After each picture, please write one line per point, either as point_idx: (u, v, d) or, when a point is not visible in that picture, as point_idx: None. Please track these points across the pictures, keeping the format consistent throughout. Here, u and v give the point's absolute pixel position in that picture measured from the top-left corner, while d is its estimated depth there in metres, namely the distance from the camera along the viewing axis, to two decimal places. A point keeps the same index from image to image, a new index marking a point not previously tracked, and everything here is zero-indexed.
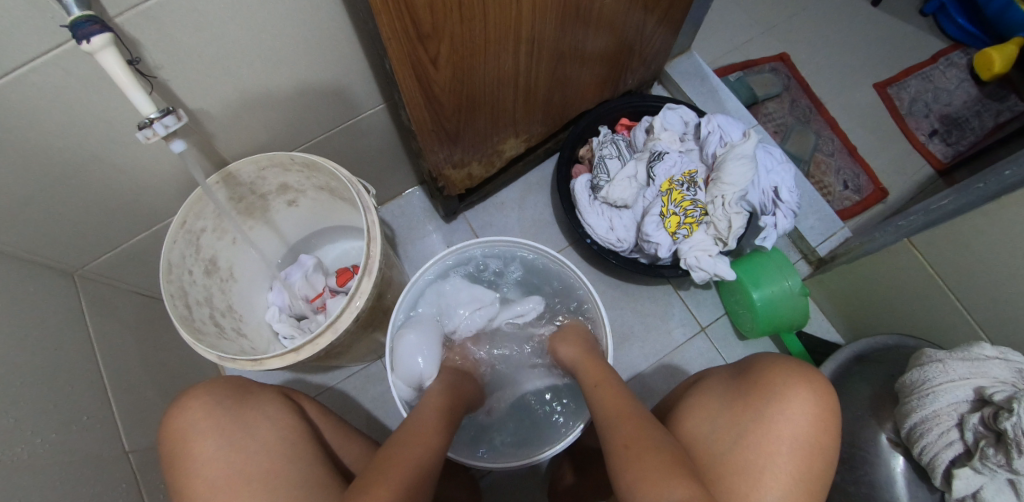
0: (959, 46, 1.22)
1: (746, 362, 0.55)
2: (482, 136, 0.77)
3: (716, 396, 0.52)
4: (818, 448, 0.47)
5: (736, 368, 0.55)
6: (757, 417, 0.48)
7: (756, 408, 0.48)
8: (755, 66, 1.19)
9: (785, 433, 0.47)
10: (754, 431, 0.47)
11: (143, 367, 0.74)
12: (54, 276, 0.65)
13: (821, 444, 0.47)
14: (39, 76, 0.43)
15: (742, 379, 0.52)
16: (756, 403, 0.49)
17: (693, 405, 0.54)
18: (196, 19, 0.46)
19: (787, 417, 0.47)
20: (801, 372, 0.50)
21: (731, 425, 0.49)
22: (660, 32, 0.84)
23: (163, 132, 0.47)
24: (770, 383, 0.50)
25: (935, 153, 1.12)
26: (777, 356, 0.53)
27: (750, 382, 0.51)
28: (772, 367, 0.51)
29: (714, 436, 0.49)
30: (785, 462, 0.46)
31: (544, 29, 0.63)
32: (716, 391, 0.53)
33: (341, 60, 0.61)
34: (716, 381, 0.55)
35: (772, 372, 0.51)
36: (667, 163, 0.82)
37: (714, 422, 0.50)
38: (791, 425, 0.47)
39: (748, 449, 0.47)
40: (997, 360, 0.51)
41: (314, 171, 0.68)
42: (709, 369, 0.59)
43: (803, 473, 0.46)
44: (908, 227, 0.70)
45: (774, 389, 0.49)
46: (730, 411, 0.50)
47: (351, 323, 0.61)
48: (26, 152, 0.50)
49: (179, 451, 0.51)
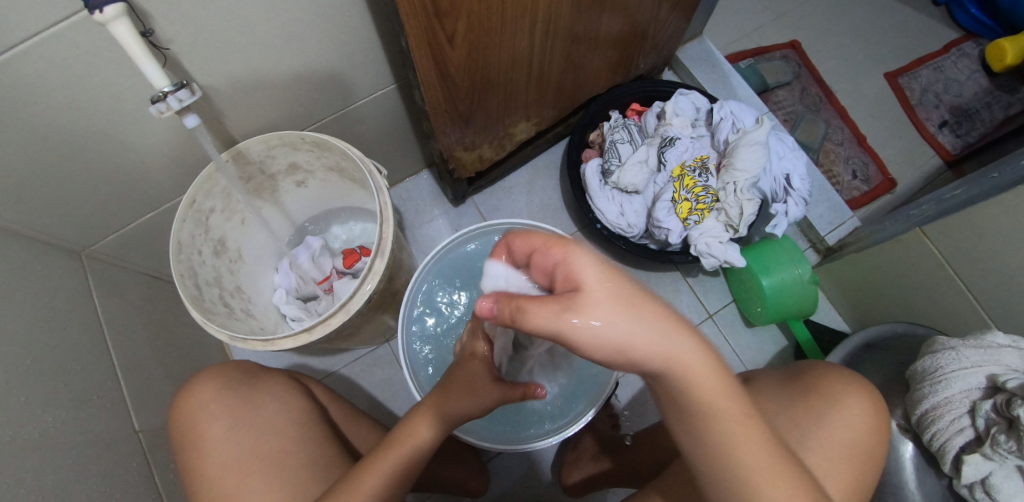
0: (971, 37, 1.21)
1: (796, 367, 0.55)
2: (494, 119, 0.76)
3: (772, 395, 0.52)
4: (865, 451, 0.48)
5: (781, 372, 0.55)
6: (820, 422, 0.48)
7: (818, 412, 0.49)
8: (765, 53, 1.18)
9: (842, 437, 0.48)
10: (819, 438, 0.48)
11: (152, 348, 0.74)
12: (61, 255, 0.64)
13: (871, 447, 0.49)
14: (49, 49, 0.42)
15: (793, 383, 0.52)
16: (817, 406, 0.49)
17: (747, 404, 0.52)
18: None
19: (845, 423, 0.48)
20: (850, 377, 0.51)
21: (794, 426, 0.49)
22: (674, 16, 0.83)
23: (177, 106, 0.47)
24: (827, 390, 0.50)
25: (945, 144, 1.12)
26: (822, 362, 0.54)
27: (805, 386, 0.51)
28: (830, 372, 0.51)
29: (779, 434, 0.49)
30: (843, 469, 0.47)
31: (560, 10, 0.61)
32: (772, 390, 0.53)
33: (353, 36, 0.59)
34: (765, 381, 0.55)
35: (827, 377, 0.51)
36: (678, 149, 0.81)
37: (776, 419, 0.50)
38: (849, 430, 0.48)
39: (813, 454, 0.47)
40: (1010, 349, 0.51)
41: (325, 150, 0.67)
42: (753, 369, 0.59)
43: (856, 477, 0.47)
44: (920, 217, 0.70)
45: (834, 394, 0.49)
46: (790, 411, 0.50)
47: (363, 305, 0.61)
48: (34, 127, 0.49)
49: (190, 431, 0.51)
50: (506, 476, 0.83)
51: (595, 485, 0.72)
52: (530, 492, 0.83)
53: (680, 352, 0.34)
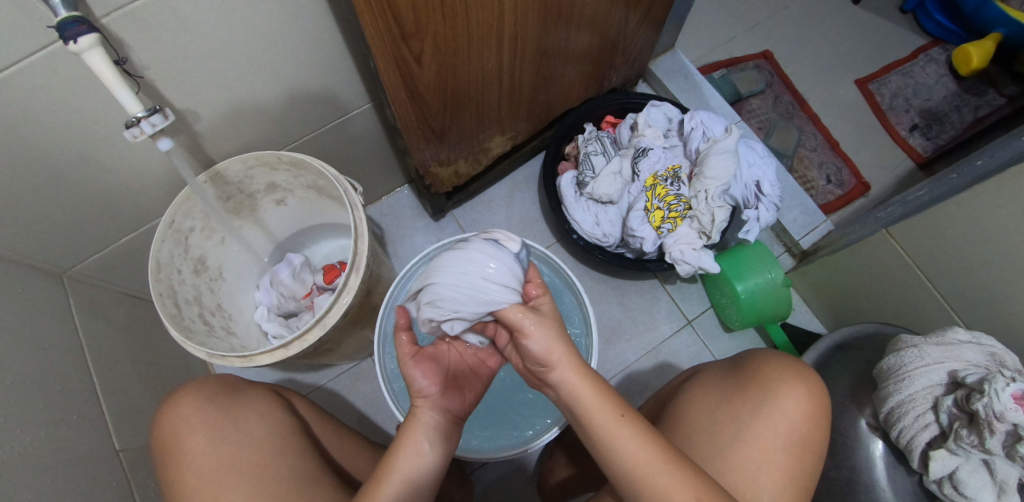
0: (938, 42, 1.24)
1: (740, 358, 0.57)
2: (468, 133, 0.77)
3: (713, 389, 0.54)
4: (807, 442, 0.49)
5: (729, 363, 0.57)
6: (756, 412, 0.50)
7: (753, 403, 0.50)
8: (738, 63, 1.21)
9: (778, 428, 0.49)
10: (754, 427, 0.49)
11: (134, 369, 0.74)
12: (42, 278, 0.65)
13: (810, 438, 0.50)
14: (27, 78, 0.44)
15: (735, 374, 0.54)
16: (753, 397, 0.51)
17: (689, 400, 0.54)
18: (182, 17, 0.46)
19: (782, 413, 0.50)
20: (793, 369, 0.52)
21: (732, 418, 0.50)
22: (643, 30, 0.85)
23: (150, 130, 0.48)
24: (766, 380, 0.52)
25: (916, 147, 1.14)
26: (764, 352, 0.56)
27: (745, 377, 0.53)
28: (768, 363, 0.53)
29: (716, 428, 0.50)
30: (779, 458, 0.48)
31: (527, 27, 0.64)
32: (712, 383, 0.54)
33: (327, 57, 0.61)
34: (711, 374, 0.56)
35: (767, 367, 0.53)
36: (651, 159, 0.82)
37: (716, 412, 0.51)
38: (784, 420, 0.49)
39: (747, 445, 0.49)
40: (970, 344, 0.52)
41: (302, 169, 0.69)
42: (705, 364, 0.60)
43: (794, 466, 0.48)
44: (886, 218, 0.71)
45: (770, 384, 0.51)
46: (727, 403, 0.52)
47: (339, 319, 0.61)
48: (13, 153, 0.50)
49: (172, 446, 0.52)
50: (490, 488, 0.83)
51: (573, 491, 0.71)
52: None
53: (603, 409, 0.44)
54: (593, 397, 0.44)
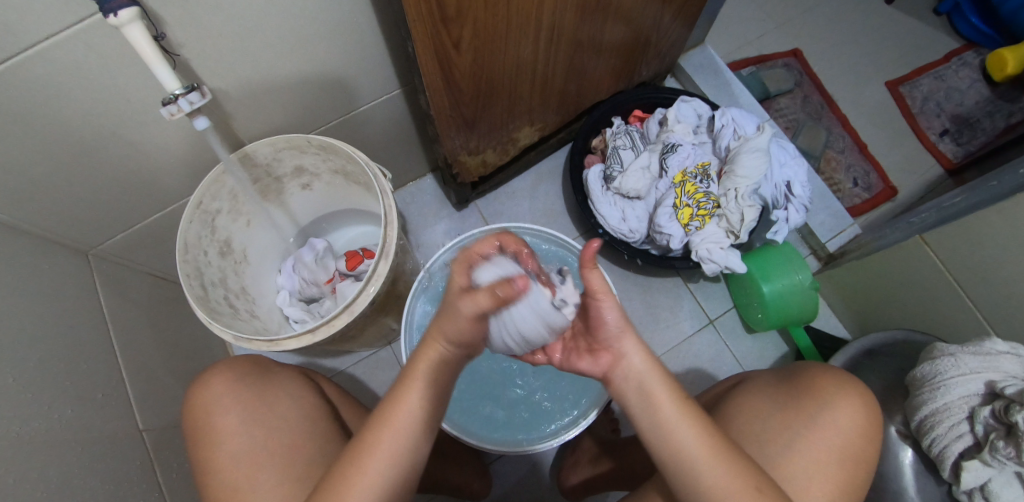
0: (972, 46, 1.22)
1: (791, 368, 0.56)
2: (498, 123, 0.76)
3: (764, 398, 0.53)
4: (857, 457, 0.49)
5: (779, 373, 0.56)
6: (810, 425, 0.49)
7: (808, 415, 0.50)
8: (767, 61, 1.19)
9: (831, 441, 0.49)
10: (807, 439, 0.49)
11: (156, 348, 0.74)
12: (68, 254, 0.65)
13: (860, 453, 0.49)
14: (64, 51, 0.44)
15: (788, 385, 0.53)
16: (808, 409, 0.50)
17: (737, 406, 0.54)
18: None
19: (837, 425, 0.49)
20: (850, 384, 0.51)
21: (784, 428, 0.50)
22: (677, 24, 0.84)
23: (187, 109, 0.47)
24: (822, 391, 0.51)
25: (946, 153, 1.12)
26: (816, 362, 0.55)
27: (800, 388, 0.52)
28: (824, 375, 0.52)
29: (766, 436, 0.50)
30: (831, 471, 0.48)
31: (564, 17, 0.62)
32: (764, 393, 0.54)
33: (360, 41, 0.60)
34: (762, 383, 0.56)
35: (823, 380, 0.52)
36: (680, 155, 0.82)
37: (767, 420, 0.51)
38: (838, 434, 0.49)
39: (800, 457, 0.48)
40: (1009, 356, 0.51)
41: (331, 154, 0.68)
42: (752, 372, 0.60)
43: (843, 480, 0.48)
44: (920, 224, 0.71)
45: (826, 397, 0.50)
46: (782, 413, 0.51)
47: (367, 306, 0.61)
48: (48, 128, 0.50)
49: (203, 426, 0.52)
50: (507, 479, 0.84)
51: (594, 487, 0.72)
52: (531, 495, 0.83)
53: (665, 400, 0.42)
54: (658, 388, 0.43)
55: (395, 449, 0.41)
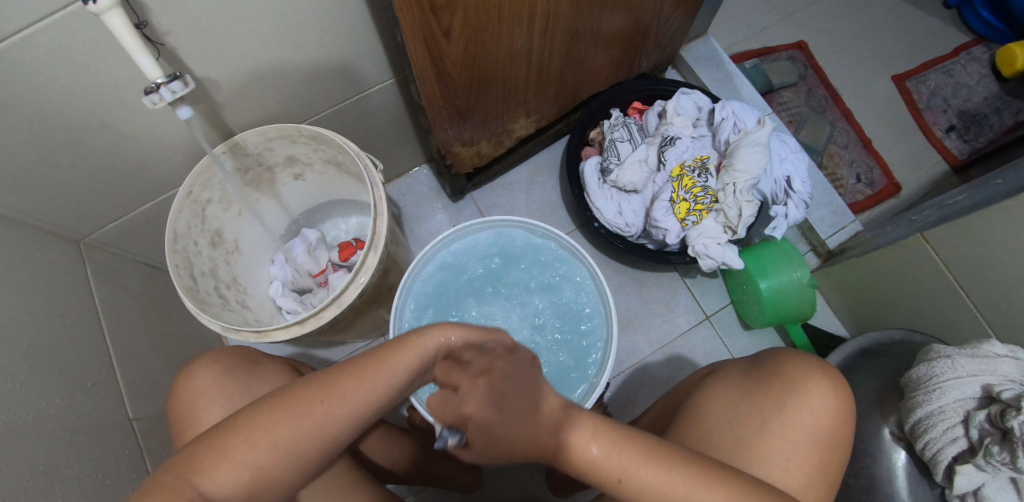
0: (982, 40, 1.19)
1: (761, 355, 0.55)
2: (493, 114, 0.75)
3: (734, 385, 0.52)
4: (835, 438, 0.49)
5: (749, 360, 0.55)
6: (781, 407, 0.49)
7: (778, 398, 0.49)
8: (771, 53, 1.16)
9: (805, 424, 0.48)
10: (779, 423, 0.48)
11: (148, 338, 0.74)
12: (58, 243, 0.65)
13: (837, 434, 0.49)
14: (44, 39, 0.43)
15: (756, 371, 0.53)
16: (777, 393, 0.50)
17: (708, 396, 0.53)
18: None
19: (810, 408, 0.48)
20: (819, 367, 0.51)
21: (756, 413, 0.49)
22: (677, 14, 0.82)
23: (169, 98, 0.47)
24: (791, 376, 0.50)
25: (952, 149, 1.10)
26: (783, 350, 0.54)
27: (769, 373, 0.51)
28: (791, 360, 0.51)
29: (739, 423, 0.50)
30: (805, 451, 0.47)
31: (560, 5, 0.61)
32: (732, 380, 0.53)
33: (350, 28, 0.59)
34: (731, 369, 0.55)
35: (791, 364, 0.51)
36: (679, 148, 0.80)
37: (737, 408, 0.50)
38: (811, 415, 0.48)
39: (774, 441, 0.48)
40: (1006, 359, 0.50)
41: (321, 143, 0.67)
42: (720, 362, 0.58)
43: (821, 461, 0.48)
44: (921, 222, 0.69)
45: (795, 381, 0.50)
46: (751, 399, 0.50)
47: (356, 299, 0.60)
48: (31, 116, 0.49)
49: (190, 417, 0.52)
50: (498, 473, 0.84)
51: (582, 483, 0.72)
52: (523, 489, 0.83)
53: (608, 462, 0.38)
54: (609, 460, 0.38)
55: (357, 406, 0.40)
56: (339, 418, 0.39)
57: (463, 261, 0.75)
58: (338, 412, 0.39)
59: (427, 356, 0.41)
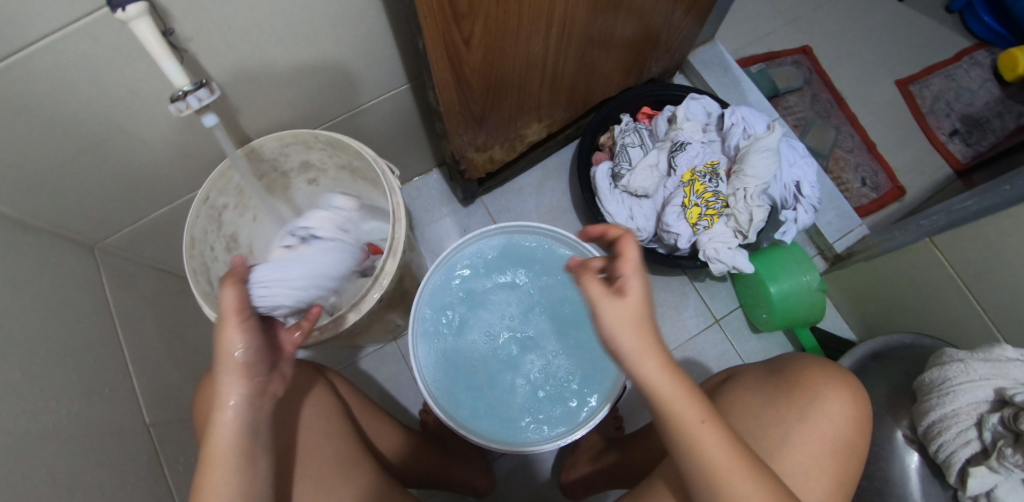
0: (984, 45, 1.20)
1: (778, 361, 0.56)
2: (506, 120, 0.76)
3: (756, 393, 0.53)
4: (852, 447, 0.50)
5: (767, 367, 0.56)
6: (804, 417, 0.50)
7: (802, 408, 0.50)
8: (777, 58, 1.17)
9: (827, 434, 0.49)
10: (801, 433, 0.49)
11: (162, 342, 0.74)
12: (74, 248, 0.65)
13: (853, 443, 0.50)
14: (69, 45, 0.43)
15: (776, 379, 0.53)
16: (801, 402, 0.50)
17: (732, 402, 0.54)
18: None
19: (829, 418, 0.49)
20: (838, 375, 0.52)
21: (778, 423, 0.50)
22: (688, 20, 0.83)
23: (197, 105, 0.46)
24: (811, 384, 0.51)
25: (955, 153, 1.12)
26: (804, 358, 0.55)
27: (789, 381, 0.52)
28: (812, 367, 0.52)
29: (763, 431, 0.50)
30: (825, 463, 0.48)
31: (576, 13, 0.61)
32: (755, 386, 0.54)
33: (368, 34, 0.59)
34: (751, 377, 0.55)
35: (811, 372, 0.52)
36: (689, 154, 0.81)
37: (761, 417, 0.51)
38: (830, 425, 0.49)
39: (797, 450, 0.49)
40: (1018, 362, 0.51)
41: (337, 149, 0.67)
42: (739, 367, 0.60)
43: (840, 472, 0.49)
44: (930, 227, 0.70)
45: (816, 390, 0.50)
46: (774, 407, 0.51)
47: (374, 304, 0.60)
48: (52, 122, 0.49)
49: (216, 421, 0.53)
50: (511, 476, 0.84)
51: (594, 486, 0.73)
52: (536, 491, 0.83)
53: (688, 413, 0.39)
54: (690, 413, 0.39)
55: (229, 446, 0.41)
56: (229, 467, 0.41)
57: (475, 268, 0.75)
58: (225, 463, 0.41)
59: (247, 360, 0.43)
